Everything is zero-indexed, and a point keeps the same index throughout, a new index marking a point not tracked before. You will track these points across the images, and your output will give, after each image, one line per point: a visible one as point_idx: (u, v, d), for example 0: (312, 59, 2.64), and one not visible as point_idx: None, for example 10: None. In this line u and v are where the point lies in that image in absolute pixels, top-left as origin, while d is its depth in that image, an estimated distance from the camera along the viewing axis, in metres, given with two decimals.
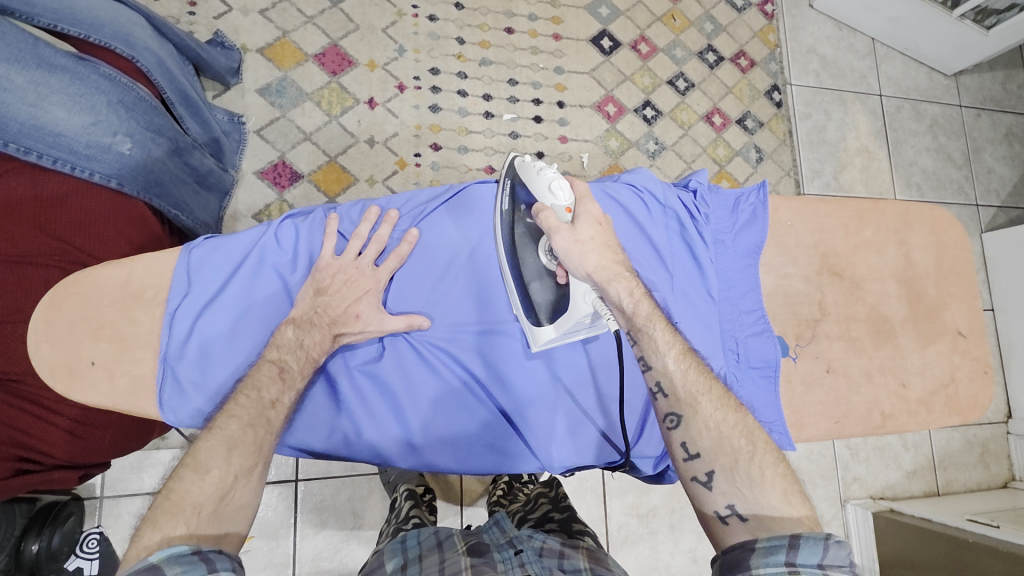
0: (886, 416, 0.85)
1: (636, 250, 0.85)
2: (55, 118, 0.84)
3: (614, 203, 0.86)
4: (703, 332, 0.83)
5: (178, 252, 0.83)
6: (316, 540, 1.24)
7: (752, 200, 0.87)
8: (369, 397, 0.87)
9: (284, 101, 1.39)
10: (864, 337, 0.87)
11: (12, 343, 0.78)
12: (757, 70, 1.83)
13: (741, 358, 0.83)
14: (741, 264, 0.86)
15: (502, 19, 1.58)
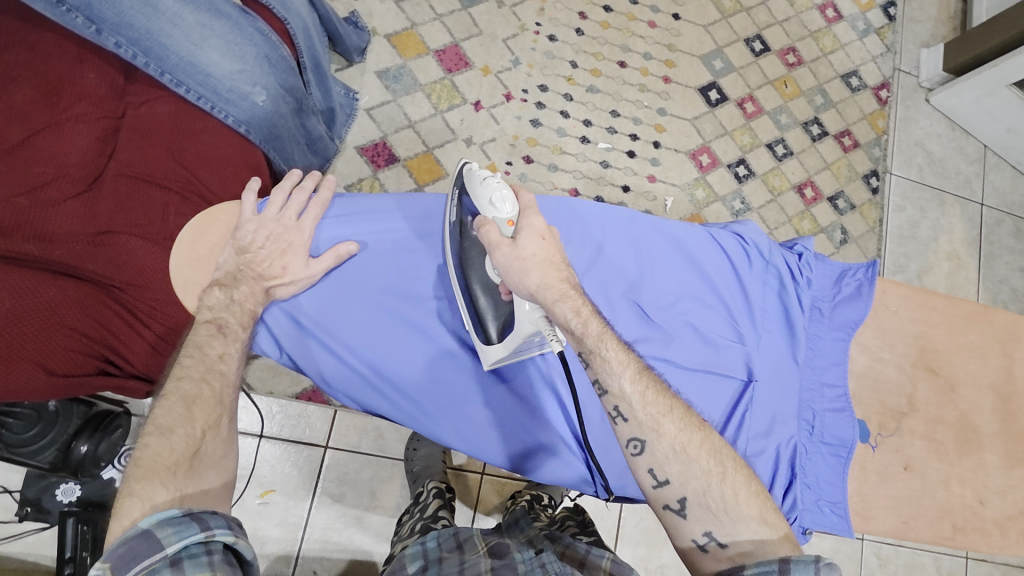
0: (958, 528, 0.81)
1: (729, 295, 0.85)
2: (209, 60, 0.90)
3: (720, 250, 0.87)
4: (781, 397, 0.81)
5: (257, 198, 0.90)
6: (331, 511, 1.25)
7: (858, 276, 0.85)
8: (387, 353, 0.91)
9: (398, 87, 1.45)
10: (948, 442, 0.83)
11: (122, 254, 0.82)
12: (859, 152, 1.80)
13: (815, 432, 0.80)
14: (832, 336, 0.84)
15: (618, 52, 1.61)
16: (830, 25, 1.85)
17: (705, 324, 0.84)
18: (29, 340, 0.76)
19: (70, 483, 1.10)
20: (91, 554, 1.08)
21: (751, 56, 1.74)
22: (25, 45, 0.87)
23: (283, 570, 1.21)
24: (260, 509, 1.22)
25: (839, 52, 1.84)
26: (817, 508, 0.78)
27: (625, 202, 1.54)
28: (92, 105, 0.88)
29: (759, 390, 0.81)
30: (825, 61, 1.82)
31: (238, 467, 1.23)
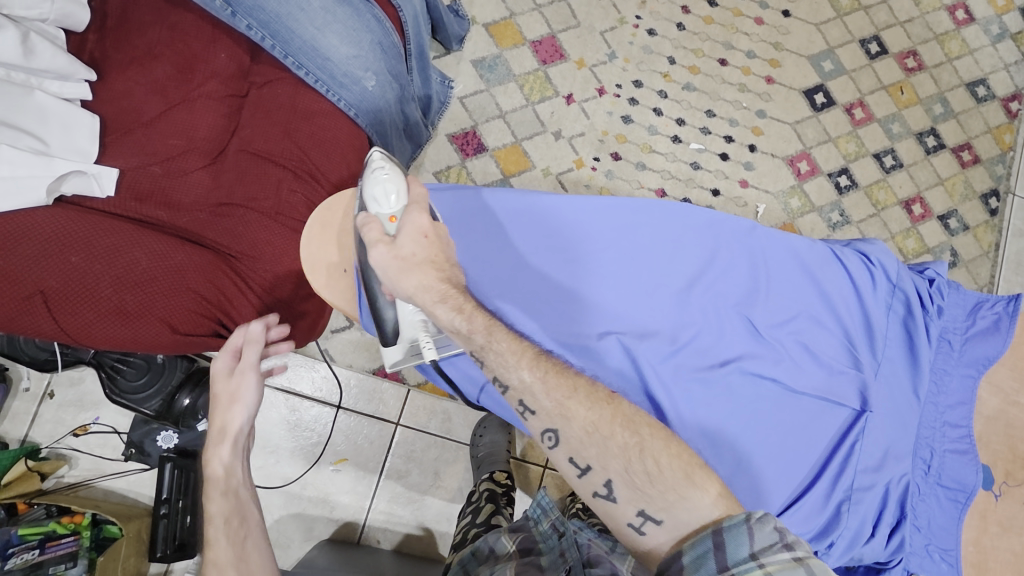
0: None
1: (848, 316, 0.81)
2: (329, 44, 0.94)
3: (842, 268, 0.82)
4: (896, 432, 0.77)
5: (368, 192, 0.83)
6: (396, 486, 1.29)
7: (998, 309, 0.81)
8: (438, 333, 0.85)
9: (492, 77, 1.44)
10: None
11: (242, 225, 0.89)
12: (979, 168, 1.64)
13: (931, 473, 0.77)
14: (961, 371, 0.80)
15: (719, 49, 1.55)
16: (960, 28, 1.69)
17: (820, 347, 0.79)
18: (158, 298, 0.82)
19: (169, 431, 1.20)
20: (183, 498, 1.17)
21: (866, 58, 1.62)
22: (166, 24, 0.94)
23: (349, 536, 1.26)
24: (332, 475, 1.27)
25: (966, 58, 1.68)
26: (926, 551, 0.75)
27: (714, 206, 1.49)
28: (222, 83, 0.94)
29: (872, 422, 0.76)
30: (949, 67, 1.66)
31: (316, 434, 1.28)
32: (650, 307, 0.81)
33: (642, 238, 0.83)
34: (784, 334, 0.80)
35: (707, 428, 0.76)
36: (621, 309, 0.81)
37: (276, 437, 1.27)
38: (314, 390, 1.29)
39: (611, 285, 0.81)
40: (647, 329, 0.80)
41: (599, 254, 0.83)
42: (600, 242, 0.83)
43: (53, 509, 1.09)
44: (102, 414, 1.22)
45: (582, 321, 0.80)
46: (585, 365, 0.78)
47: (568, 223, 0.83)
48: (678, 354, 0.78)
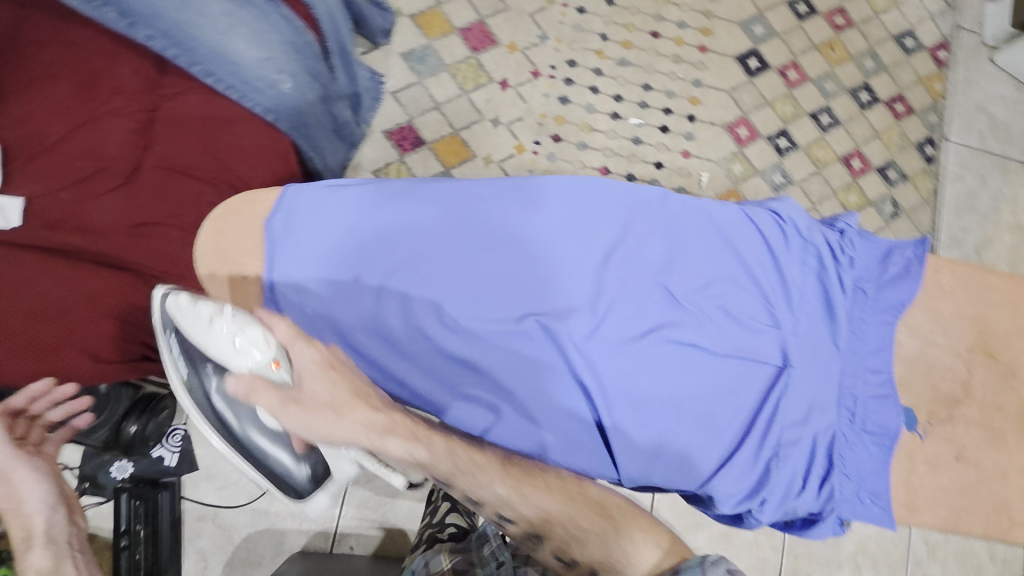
0: (1013, 521, 0.80)
1: (766, 275, 0.82)
2: (236, 48, 0.90)
3: (756, 228, 0.84)
4: (818, 383, 0.79)
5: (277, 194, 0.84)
6: (366, 489, 1.28)
7: (907, 255, 0.83)
8: (365, 338, 0.80)
9: (424, 69, 1.42)
10: (1007, 430, 0.82)
11: (162, 244, 0.86)
12: (913, 118, 1.68)
13: (857, 421, 0.79)
14: (878, 318, 0.82)
15: (651, 22, 1.54)
16: None
17: (739, 308, 0.81)
18: (74, 330, 0.80)
19: (123, 461, 1.18)
20: (144, 527, 1.16)
21: (795, 19, 1.63)
22: (64, 42, 0.88)
23: (322, 545, 1.25)
24: None
25: (893, 11, 1.71)
26: (859, 497, 0.77)
27: (658, 179, 1.49)
28: (128, 98, 0.88)
29: (793, 376, 0.79)
30: (877, 21, 1.69)
31: None
32: (568, 284, 0.80)
33: (554, 216, 0.82)
34: (704, 298, 0.81)
35: (633, 400, 0.78)
36: (539, 290, 0.80)
37: None
38: None
39: (526, 267, 0.80)
40: (564, 308, 0.79)
41: (514, 236, 0.81)
42: (512, 222, 0.82)
43: (5, 554, 1.05)
44: None
45: (500, 305, 0.79)
46: (509, 351, 0.78)
47: (478, 208, 0.83)
48: (600, 330, 0.79)
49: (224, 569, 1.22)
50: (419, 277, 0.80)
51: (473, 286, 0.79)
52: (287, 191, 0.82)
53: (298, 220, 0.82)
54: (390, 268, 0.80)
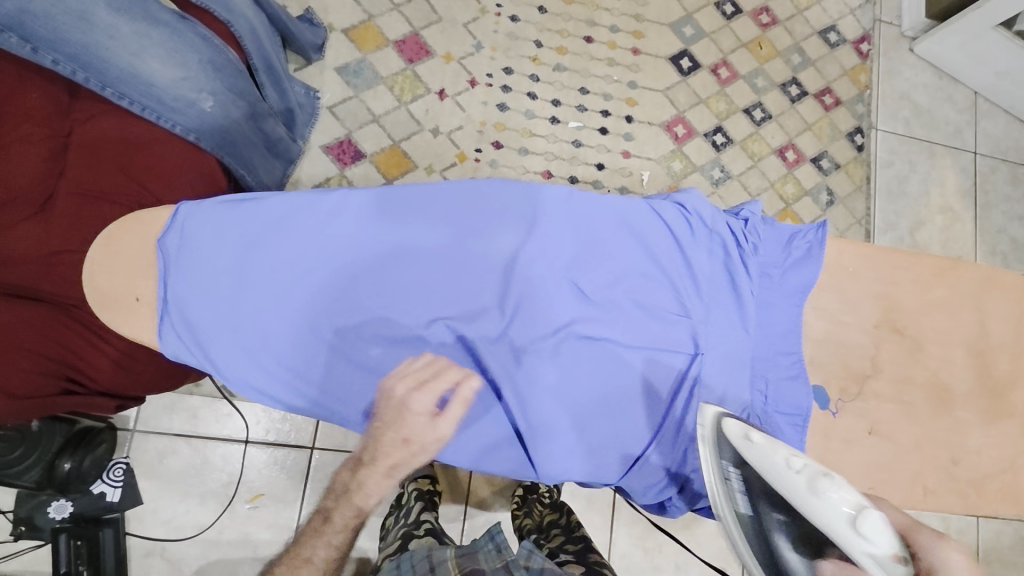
0: (929, 491, 0.81)
1: (674, 267, 0.83)
2: (149, 69, 0.89)
3: (662, 221, 0.84)
4: (729, 371, 0.80)
5: (170, 212, 0.82)
6: (322, 510, 1.26)
7: (809, 238, 0.84)
8: (274, 353, 0.80)
9: (359, 82, 1.41)
10: (918, 404, 0.82)
11: (72, 273, 0.82)
12: (841, 109, 1.75)
13: (770, 402, 0.80)
14: (787, 302, 0.82)
15: (583, 27, 1.57)
16: None
17: (650, 300, 0.82)
18: None
19: (62, 500, 1.12)
20: (87, 567, 1.12)
21: (723, 20, 1.69)
22: None
23: None
24: (250, 513, 1.23)
25: (815, 7, 1.78)
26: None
27: (600, 180, 1.52)
28: (37, 124, 0.87)
29: (706, 362, 0.80)
30: (801, 19, 1.76)
31: (226, 474, 1.23)
32: (476, 287, 0.80)
33: (460, 220, 0.82)
34: (615, 293, 0.82)
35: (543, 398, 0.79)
36: (447, 294, 0.80)
37: (183, 484, 1.21)
38: (216, 429, 1.24)
39: (435, 271, 0.81)
40: (473, 311, 0.80)
41: (420, 242, 0.81)
42: (414, 228, 0.81)
43: None
44: None
45: (407, 311, 0.80)
46: (418, 357, 0.79)
47: (382, 215, 0.82)
48: (510, 330, 0.79)
49: None
50: (327, 289, 0.80)
51: (378, 295, 0.80)
52: (180, 208, 0.80)
53: (193, 237, 0.81)
54: (293, 281, 0.80)
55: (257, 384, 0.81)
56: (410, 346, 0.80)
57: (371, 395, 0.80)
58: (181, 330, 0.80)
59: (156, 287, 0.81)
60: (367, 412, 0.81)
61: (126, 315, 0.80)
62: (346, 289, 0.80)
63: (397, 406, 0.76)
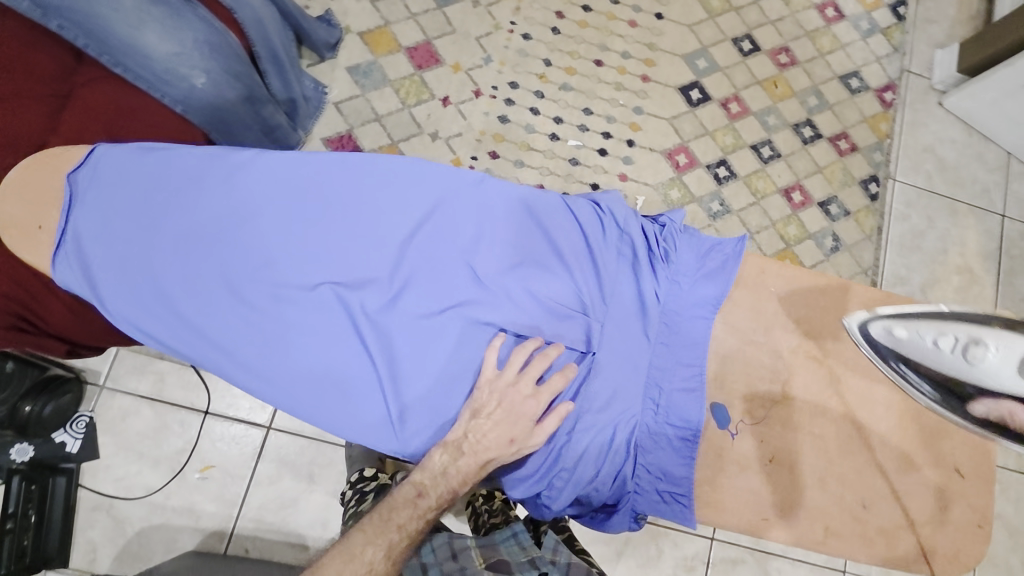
0: (830, 531, 0.87)
1: (578, 262, 0.88)
2: (146, 42, 0.93)
3: (575, 217, 0.91)
4: (618, 368, 0.86)
5: (85, 149, 0.85)
6: (268, 491, 1.27)
7: (727, 251, 0.90)
8: (159, 295, 0.81)
9: (367, 82, 1.47)
10: (833, 440, 0.89)
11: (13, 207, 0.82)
12: (857, 156, 1.70)
13: (661, 412, 0.86)
14: (693, 313, 0.89)
15: (595, 51, 1.59)
16: (830, 25, 1.77)
17: (544, 291, 0.86)
18: None
19: (25, 444, 1.16)
20: (35, 512, 1.15)
21: (739, 56, 1.69)
22: None
23: (216, 545, 1.24)
24: (199, 483, 1.25)
25: (838, 52, 1.75)
26: (655, 492, 0.87)
27: None
28: (39, 81, 0.91)
29: (597, 362, 0.86)
30: (822, 62, 1.73)
31: (181, 441, 1.26)
32: (372, 257, 0.85)
33: (369, 193, 0.87)
34: (507, 280, 0.86)
35: (426, 370, 0.83)
36: (346, 258, 0.84)
37: (139, 445, 1.24)
38: (177, 396, 1.27)
39: (338, 234, 0.85)
40: (367, 278, 0.84)
41: (324, 207, 0.85)
42: (324, 193, 0.86)
43: None
44: None
45: (305, 269, 0.83)
46: (308, 314, 0.82)
47: (291, 178, 0.86)
48: (398, 301, 0.84)
49: (113, 562, 1.21)
50: (225, 241, 0.83)
51: (281, 250, 0.83)
52: (95, 149, 0.83)
53: (104, 175, 0.83)
54: (195, 227, 0.83)
55: (137, 325, 0.81)
56: (297, 305, 0.83)
57: (247, 350, 0.81)
58: (75, 263, 0.81)
59: (58, 219, 0.82)
60: (241, 365, 0.82)
61: (31, 242, 0.82)
62: (244, 243, 0.83)
63: (516, 415, 0.81)
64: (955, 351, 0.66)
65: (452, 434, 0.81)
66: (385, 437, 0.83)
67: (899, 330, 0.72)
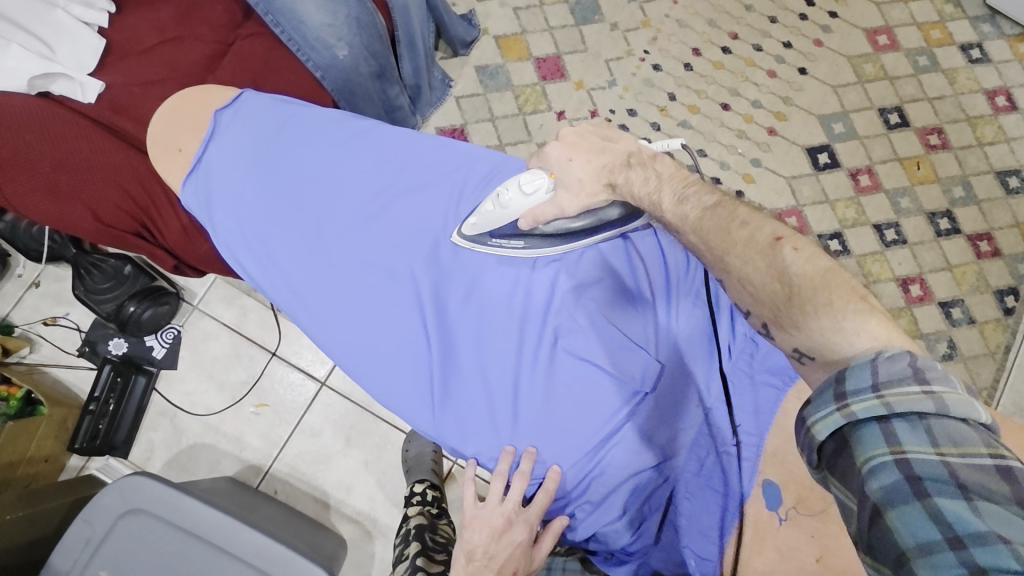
0: None
1: (652, 296, 0.86)
2: (304, 9, 1.01)
3: (659, 245, 0.89)
4: (667, 412, 0.81)
5: (235, 93, 0.97)
6: (306, 442, 1.33)
7: None
8: (258, 230, 0.91)
9: (491, 84, 1.52)
10: None
11: (159, 127, 0.95)
12: (998, 262, 1.50)
13: (702, 474, 0.78)
14: (762, 377, 0.81)
15: (724, 94, 1.55)
16: (998, 114, 1.59)
17: (610, 314, 0.84)
18: (89, 186, 0.93)
19: (120, 339, 1.33)
20: (113, 401, 1.28)
21: (882, 127, 1.57)
22: None
23: (250, 478, 1.32)
24: (252, 417, 1.34)
25: (1001, 145, 1.57)
26: (675, 553, 0.79)
27: None
28: (212, 30, 1.05)
29: (647, 401, 0.81)
30: (978, 151, 1.57)
31: (246, 373, 1.35)
32: (452, 243, 0.89)
33: (459, 180, 0.91)
34: (573, 294, 0.86)
35: (474, 359, 0.86)
36: (429, 238, 0.90)
37: (211, 367, 1.35)
38: (253, 333, 1.37)
39: (427, 215, 0.90)
40: (442, 262, 0.89)
41: (421, 187, 0.91)
42: (426, 174, 0.92)
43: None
44: (72, 312, 1.35)
45: (391, 240, 0.90)
46: (382, 281, 0.88)
47: (398, 154, 0.93)
48: (463, 290, 0.88)
49: (163, 466, 1.32)
50: (328, 198, 0.91)
51: (374, 219, 0.90)
52: (243, 93, 0.94)
53: (243, 117, 0.95)
54: (307, 181, 0.92)
55: (234, 251, 0.91)
56: (372, 270, 0.89)
57: (320, 300, 0.89)
58: (201, 187, 0.93)
59: (197, 146, 0.94)
60: (310, 312, 0.90)
61: (171, 161, 0.95)
62: (343, 203, 0.91)
63: (509, 540, 0.78)
64: (496, 208, 0.82)
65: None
66: (420, 414, 0.86)
67: (471, 224, 0.86)
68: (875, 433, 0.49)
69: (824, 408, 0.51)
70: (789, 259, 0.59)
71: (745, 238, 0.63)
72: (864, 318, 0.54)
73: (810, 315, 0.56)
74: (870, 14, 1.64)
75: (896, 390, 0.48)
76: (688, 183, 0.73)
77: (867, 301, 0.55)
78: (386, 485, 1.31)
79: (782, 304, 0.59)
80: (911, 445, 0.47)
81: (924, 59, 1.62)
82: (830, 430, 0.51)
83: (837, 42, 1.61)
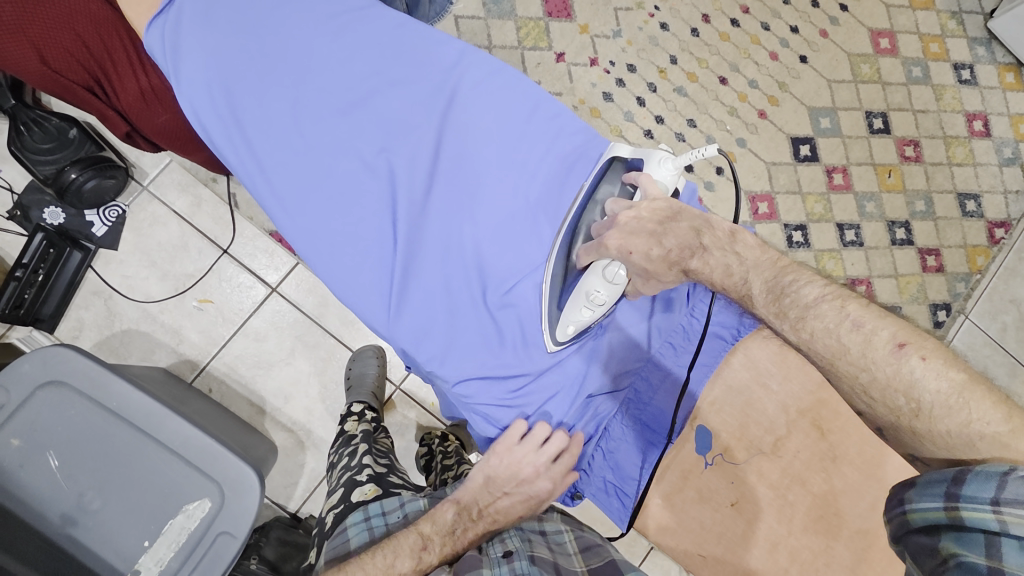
0: None
1: None
2: None
3: None
4: (619, 354, 0.90)
5: None
6: (248, 346, 1.30)
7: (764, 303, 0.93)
8: (227, 92, 0.84)
9: (494, 9, 1.45)
10: (796, 511, 0.93)
11: None
12: (940, 277, 1.59)
13: (637, 407, 0.93)
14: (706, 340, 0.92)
15: (724, 67, 1.53)
16: (972, 138, 1.65)
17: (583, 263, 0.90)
18: (36, 26, 0.82)
19: (57, 210, 1.24)
20: (43, 272, 1.20)
21: (866, 130, 1.60)
22: None
23: (184, 373, 1.28)
24: (193, 312, 1.29)
25: (967, 168, 1.64)
26: (602, 479, 0.91)
27: None
28: None
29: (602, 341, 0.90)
30: (946, 170, 1.62)
31: (193, 266, 1.29)
32: (436, 147, 0.87)
33: (454, 81, 0.88)
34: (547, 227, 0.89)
35: (441, 268, 0.86)
36: (414, 137, 0.86)
37: (156, 255, 1.28)
38: (207, 226, 1.30)
39: (414, 112, 0.87)
40: (423, 164, 0.86)
41: (413, 83, 0.87)
42: (419, 69, 0.88)
43: None
44: (6, 169, 1.24)
45: (374, 132, 0.86)
46: (359, 172, 0.85)
47: (393, 43, 0.88)
48: (440, 198, 0.87)
49: (91, 346, 1.26)
50: (313, 75, 0.86)
51: (359, 106, 0.86)
52: None
53: None
54: (291, 50, 0.85)
55: (198, 111, 0.83)
56: (350, 159, 0.85)
57: (288, 179, 0.84)
58: (166, 31, 0.83)
59: None
60: (273, 188, 0.84)
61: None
62: (327, 84, 0.86)
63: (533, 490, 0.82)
64: (594, 310, 0.82)
65: (465, 494, 0.81)
66: (376, 313, 0.83)
67: (571, 332, 0.84)
68: (978, 542, 0.49)
69: (931, 501, 0.53)
70: (916, 371, 0.58)
71: (861, 343, 0.61)
72: (1005, 439, 0.54)
73: (942, 434, 0.57)
74: (878, 14, 1.64)
75: (1018, 511, 0.48)
76: (782, 269, 0.69)
77: (1014, 421, 0.55)
78: (326, 399, 1.31)
79: (904, 415, 0.60)
80: (1013, 564, 0.47)
81: (918, 70, 1.65)
82: (928, 520, 0.53)
83: (842, 36, 1.61)
